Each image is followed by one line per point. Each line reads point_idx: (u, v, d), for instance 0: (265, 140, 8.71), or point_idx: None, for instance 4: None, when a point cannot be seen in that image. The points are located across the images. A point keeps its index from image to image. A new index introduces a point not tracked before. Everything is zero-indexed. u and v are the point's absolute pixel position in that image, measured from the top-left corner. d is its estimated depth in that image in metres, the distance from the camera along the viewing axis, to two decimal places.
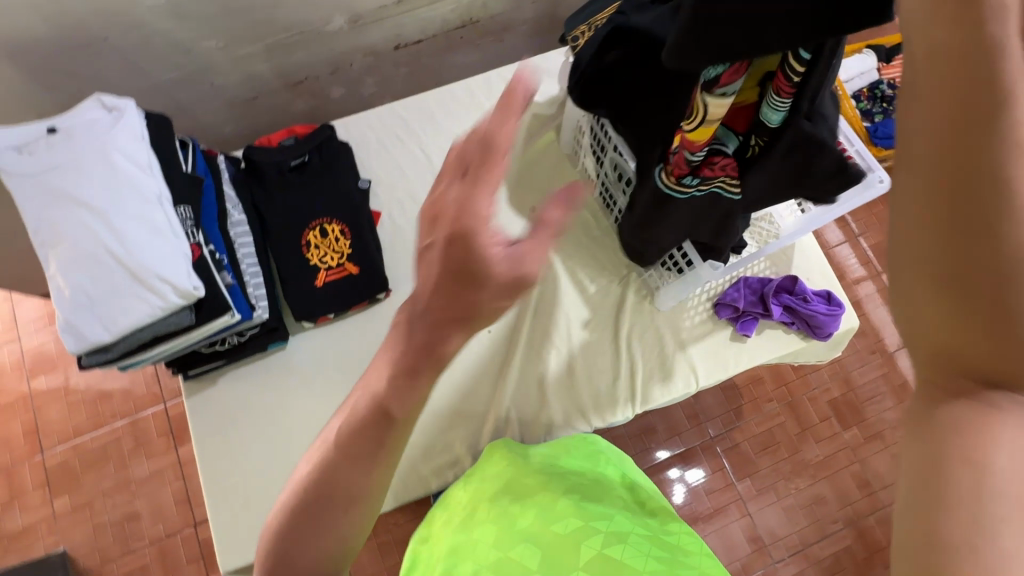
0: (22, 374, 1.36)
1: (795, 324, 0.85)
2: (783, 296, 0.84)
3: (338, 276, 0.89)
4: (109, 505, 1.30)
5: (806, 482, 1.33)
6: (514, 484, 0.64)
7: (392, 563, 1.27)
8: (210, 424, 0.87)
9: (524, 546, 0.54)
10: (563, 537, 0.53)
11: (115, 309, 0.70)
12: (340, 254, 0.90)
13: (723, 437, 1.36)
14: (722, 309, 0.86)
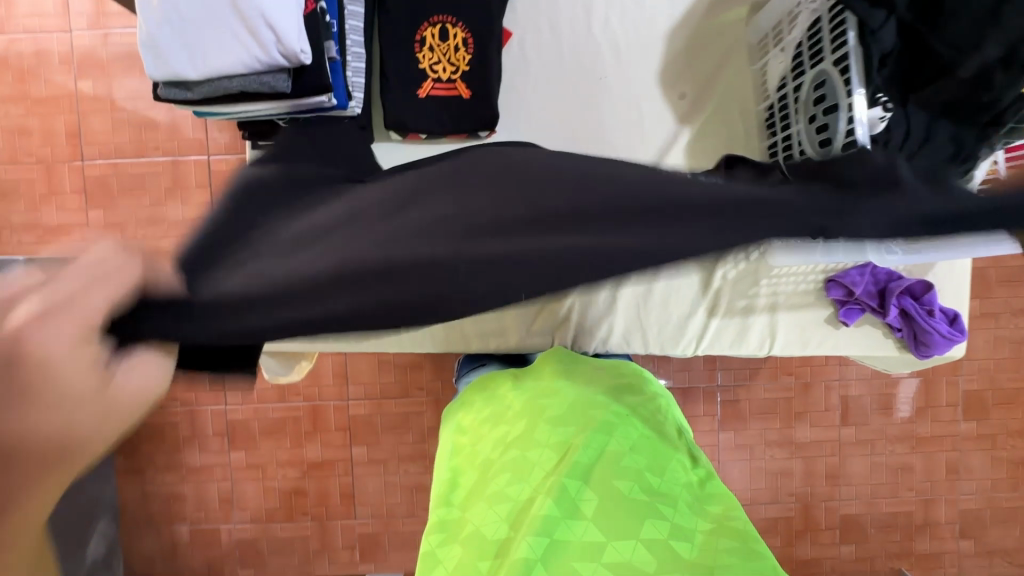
0: (70, 71, 1.28)
1: (901, 331, 0.83)
2: (907, 299, 0.81)
3: (446, 91, 0.99)
4: (140, 234, 1.32)
5: (783, 454, 1.38)
6: (583, 426, 0.70)
7: (388, 379, 1.35)
8: None
9: (587, 499, 0.63)
10: (626, 505, 0.62)
11: (209, 49, 0.79)
12: (452, 69, 0.98)
13: (728, 390, 1.37)
14: (835, 286, 0.83)
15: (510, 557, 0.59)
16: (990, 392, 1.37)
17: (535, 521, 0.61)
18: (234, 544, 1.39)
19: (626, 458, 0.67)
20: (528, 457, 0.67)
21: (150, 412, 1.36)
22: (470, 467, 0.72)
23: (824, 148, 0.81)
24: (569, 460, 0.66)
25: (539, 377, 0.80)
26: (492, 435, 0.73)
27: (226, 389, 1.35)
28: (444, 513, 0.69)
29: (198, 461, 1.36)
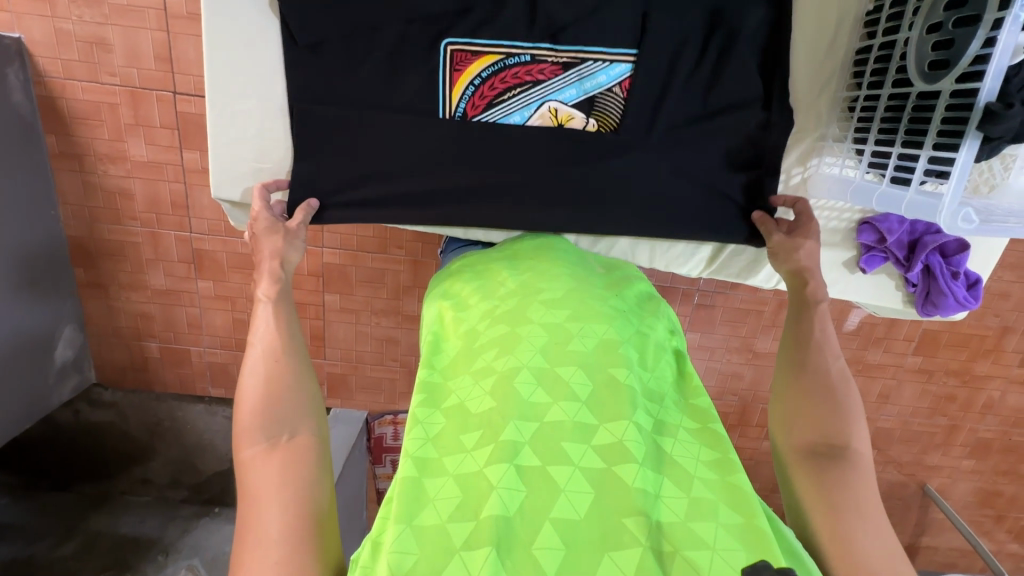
0: None
1: (915, 287, 0.98)
2: (935, 256, 0.94)
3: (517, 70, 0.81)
4: (74, 16, 1.09)
5: (740, 359, 1.44)
6: (574, 311, 0.69)
7: (365, 235, 1.28)
8: (225, 122, 0.83)
9: (582, 383, 0.61)
10: (618, 392, 0.60)
11: None
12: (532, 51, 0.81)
13: (708, 294, 1.37)
14: (867, 230, 0.96)
15: (500, 432, 0.56)
16: (948, 333, 1.42)
17: (527, 404, 0.59)
18: (204, 365, 1.43)
19: (622, 344, 0.66)
20: (519, 336, 0.65)
21: (108, 229, 1.28)
22: (454, 338, 0.71)
23: (938, 79, 0.73)
24: (564, 346, 0.64)
25: (533, 265, 0.78)
26: (481, 308, 0.73)
27: (191, 216, 1.26)
28: (426, 377, 0.67)
29: (163, 284, 1.33)
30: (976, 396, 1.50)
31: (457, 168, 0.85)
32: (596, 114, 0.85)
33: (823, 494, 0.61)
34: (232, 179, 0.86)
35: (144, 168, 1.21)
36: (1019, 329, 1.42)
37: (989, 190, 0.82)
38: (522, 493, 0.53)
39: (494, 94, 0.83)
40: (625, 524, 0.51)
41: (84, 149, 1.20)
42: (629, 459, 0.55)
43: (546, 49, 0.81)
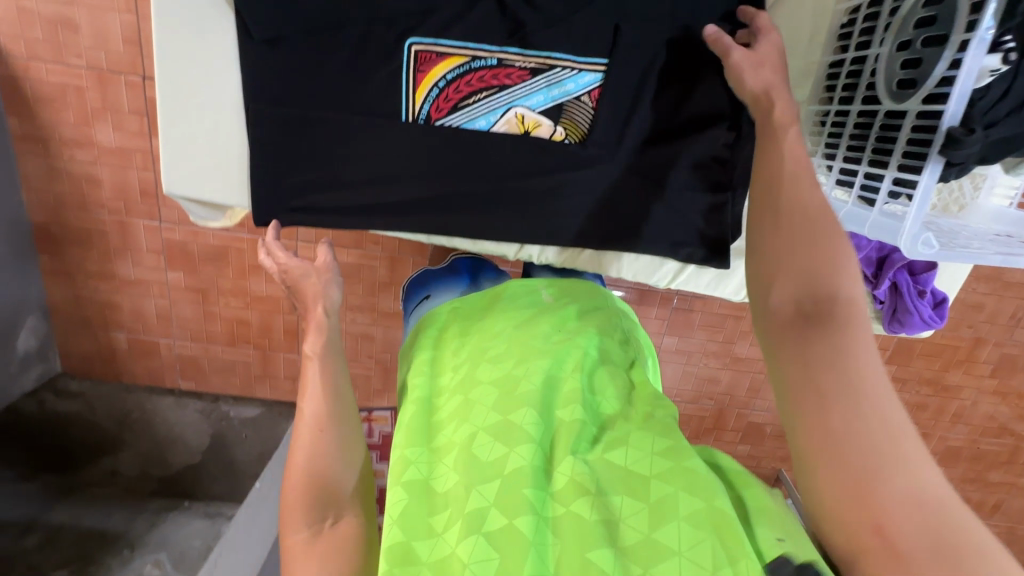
0: None
1: (882, 304, 0.98)
2: (902, 274, 0.94)
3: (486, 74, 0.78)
4: None
5: (717, 364, 1.45)
6: (518, 356, 0.65)
7: (341, 229, 1.25)
8: (176, 113, 0.77)
9: (535, 423, 0.57)
10: (566, 429, 0.57)
11: None
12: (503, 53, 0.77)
13: (686, 299, 1.36)
14: None
15: (464, 505, 0.53)
16: (922, 343, 1.43)
17: (485, 463, 0.55)
18: (174, 357, 1.41)
19: (568, 374, 0.63)
20: (472, 399, 0.62)
21: (74, 216, 1.24)
22: (412, 408, 0.67)
23: (903, 98, 0.72)
24: (514, 392, 0.60)
25: (489, 319, 0.75)
26: (446, 378, 0.68)
27: (160, 205, 1.22)
28: (395, 459, 0.61)
29: (132, 274, 1.30)
30: (947, 405, 1.52)
31: (422, 167, 0.82)
32: (565, 122, 0.81)
33: (814, 376, 0.46)
34: (187, 173, 0.80)
35: (112, 155, 1.18)
36: (993, 340, 1.43)
37: (958, 210, 0.84)
38: (495, 562, 0.48)
39: (459, 96, 0.79)
40: (592, 558, 0.46)
41: (49, 132, 1.16)
42: (584, 492, 0.51)
43: (514, 54, 0.77)
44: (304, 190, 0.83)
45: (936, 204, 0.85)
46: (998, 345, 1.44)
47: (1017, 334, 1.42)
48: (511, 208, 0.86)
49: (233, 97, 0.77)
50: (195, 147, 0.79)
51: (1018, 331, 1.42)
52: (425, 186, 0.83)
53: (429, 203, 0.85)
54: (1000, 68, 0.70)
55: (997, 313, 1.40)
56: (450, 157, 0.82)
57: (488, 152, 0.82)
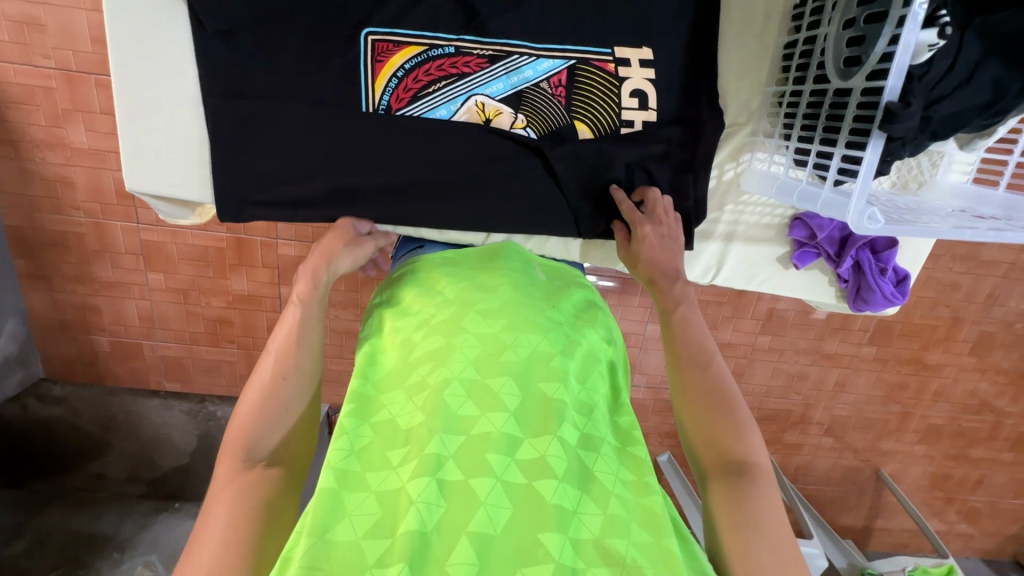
0: None
1: (847, 283, 1.00)
2: (864, 253, 0.96)
3: (444, 64, 0.80)
4: None
5: None
6: (508, 323, 0.67)
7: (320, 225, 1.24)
8: (134, 108, 0.77)
9: (513, 395, 0.59)
10: (544, 408, 0.59)
11: None
12: (459, 45, 0.80)
13: None
14: (800, 226, 0.97)
15: (425, 444, 0.54)
16: (901, 323, 1.45)
17: (454, 415, 0.56)
18: (157, 359, 1.40)
19: (555, 357, 0.64)
20: (452, 347, 0.63)
21: (50, 219, 1.22)
22: (393, 348, 0.68)
23: (849, 74, 0.73)
24: (497, 358, 0.62)
25: (463, 281, 0.75)
26: (420, 318, 0.70)
27: (137, 206, 1.21)
28: (358, 385, 0.64)
29: (111, 276, 1.29)
30: (928, 384, 1.54)
31: (384, 162, 0.82)
32: (526, 110, 0.84)
33: (734, 512, 0.57)
34: (148, 166, 0.79)
35: (85, 156, 1.17)
36: (971, 318, 1.45)
37: (918, 186, 0.90)
38: (442, 507, 0.50)
39: (419, 86, 0.81)
40: (542, 542, 0.49)
41: (19, 135, 1.14)
42: (550, 476, 0.54)
43: (471, 42, 0.80)
44: (264, 183, 0.81)
45: (897, 182, 0.91)
46: (976, 323, 1.46)
47: (994, 311, 1.44)
48: (475, 199, 0.85)
49: (189, 90, 0.77)
50: (154, 141, 0.78)
51: (994, 309, 1.44)
52: (384, 180, 0.82)
53: (390, 196, 0.83)
54: (937, 41, 0.69)
55: (975, 291, 1.42)
56: (410, 145, 0.82)
57: (447, 142, 0.82)
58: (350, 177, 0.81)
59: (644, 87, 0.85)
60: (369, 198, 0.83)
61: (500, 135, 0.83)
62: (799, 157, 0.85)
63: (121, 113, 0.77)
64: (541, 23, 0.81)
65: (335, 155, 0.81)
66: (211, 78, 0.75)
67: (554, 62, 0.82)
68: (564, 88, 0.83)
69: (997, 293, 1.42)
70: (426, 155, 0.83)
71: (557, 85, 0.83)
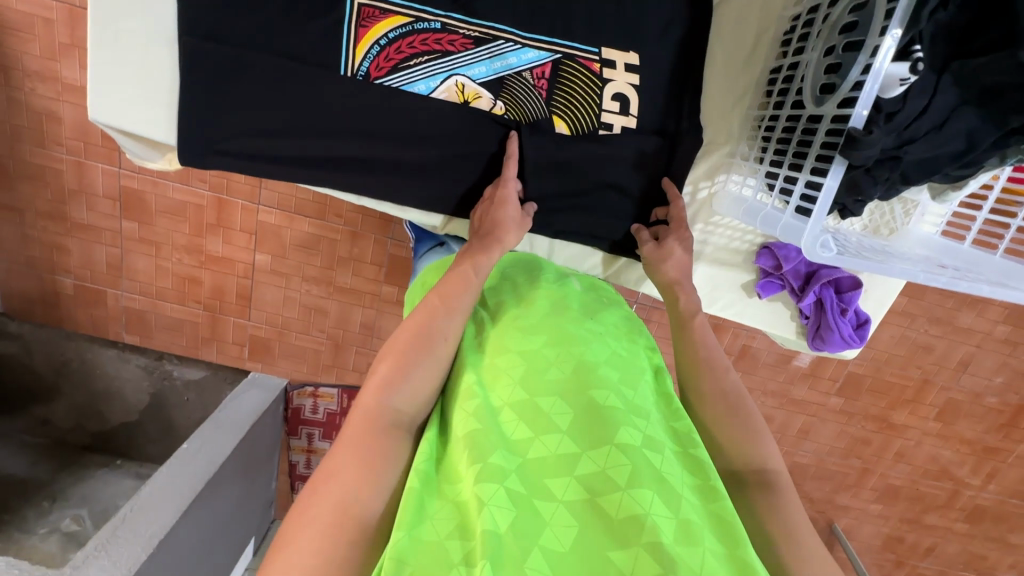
0: None
1: (808, 319, 1.01)
2: (827, 290, 0.97)
3: (427, 39, 0.80)
4: None
5: None
6: (550, 338, 0.66)
7: (304, 196, 1.23)
8: (109, 38, 0.74)
9: (563, 413, 0.58)
10: (599, 418, 0.57)
11: None
12: (446, 21, 0.79)
13: (644, 307, 1.36)
14: (767, 254, 0.98)
15: (484, 455, 0.53)
16: (871, 378, 1.45)
17: (510, 440, 0.56)
18: (120, 309, 1.37)
19: (603, 367, 0.63)
20: (497, 371, 0.63)
21: (30, 151, 1.20)
22: (444, 373, 0.69)
23: (823, 98, 0.73)
24: (543, 376, 0.61)
25: (509, 296, 0.76)
26: (464, 339, 0.70)
27: (121, 150, 1.20)
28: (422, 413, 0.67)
29: (85, 219, 1.26)
30: (891, 443, 1.54)
31: (356, 130, 0.82)
32: (505, 97, 0.84)
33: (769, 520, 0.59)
34: (116, 101, 0.77)
35: (77, 93, 1.15)
36: (941, 384, 1.45)
37: (888, 232, 0.92)
38: (511, 517, 0.50)
39: (400, 57, 0.80)
40: (616, 557, 0.47)
41: (13, 62, 1.13)
42: (615, 487, 0.51)
43: (458, 21, 0.79)
44: (238, 137, 0.80)
45: (870, 225, 0.93)
46: (945, 389, 1.46)
47: (964, 379, 1.45)
48: (441, 181, 0.87)
49: (170, 28, 0.75)
50: (125, 75, 0.76)
51: (964, 377, 1.44)
52: (354, 149, 0.83)
53: (358, 166, 0.85)
54: (909, 77, 0.67)
55: (948, 357, 1.42)
56: (383, 114, 0.82)
57: (422, 120, 0.83)
58: (322, 142, 0.82)
59: (629, 93, 0.86)
60: (340, 165, 0.84)
61: (475, 119, 0.84)
62: (769, 179, 0.85)
63: (93, 42, 0.74)
64: (533, 12, 0.80)
65: (308, 118, 0.81)
66: (195, 19, 0.74)
67: (539, 53, 0.82)
68: (546, 81, 0.84)
69: (969, 362, 1.42)
70: (400, 130, 0.83)
71: (540, 77, 0.83)
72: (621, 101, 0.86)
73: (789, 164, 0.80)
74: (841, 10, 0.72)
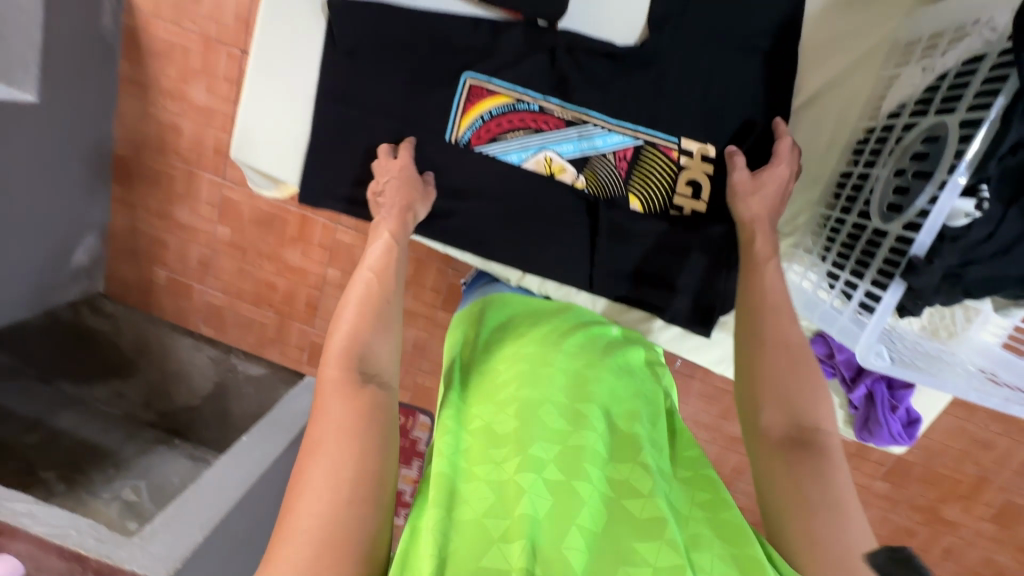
0: None
1: (856, 410, 1.01)
2: (879, 385, 0.96)
3: (524, 118, 0.90)
4: None
5: (708, 436, 1.44)
6: (586, 362, 0.74)
7: None
8: (260, 88, 0.88)
9: (598, 423, 0.65)
10: (626, 440, 0.65)
11: None
12: (544, 105, 0.90)
13: (688, 364, 1.38)
14: (820, 340, 1.00)
15: (528, 444, 0.59)
16: (921, 468, 1.39)
17: (550, 430, 0.61)
18: (202, 303, 1.51)
19: (628, 399, 0.71)
20: (539, 373, 0.69)
21: (151, 157, 1.36)
22: (479, 371, 0.75)
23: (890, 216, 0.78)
24: (584, 390, 0.68)
25: (543, 320, 0.84)
26: (504, 348, 0.78)
27: (227, 164, 1.34)
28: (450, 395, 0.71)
29: (186, 220, 1.41)
30: (937, 539, 1.46)
31: (451, 187, 0.92)
32: (587, 172, 0.92)
33: (805, 498, 0.60)
34: (254, 139, 0.90)
35: (198, 111, 1.31)
36: (998, 485, 1.38)
37: (947, 335, 0.89)
38: (550, 500, 0.55)
39: (500, 130, 0.91)
40: (638, 549, 0.54)
41: (151, 81, 1.30)
42: (637, 494, 0.58)
43: (555, 104, 0.90)
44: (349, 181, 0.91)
45: (927, 326, 0.90)
46: (1001, 490, 1.38)
47: None
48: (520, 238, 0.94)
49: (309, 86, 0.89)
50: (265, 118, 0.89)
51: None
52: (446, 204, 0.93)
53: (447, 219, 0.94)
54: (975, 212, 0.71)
55: (1008, 457, 1.35)
56: (477, 176, 0.91)
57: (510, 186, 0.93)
58: (420, 195, 0.93)
59: (703, 179, 0.91)
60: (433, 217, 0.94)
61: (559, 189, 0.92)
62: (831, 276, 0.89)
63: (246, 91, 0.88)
64: (620, 100, 0.90)
65: (412, 174, 0.92)
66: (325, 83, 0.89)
67: (623, 138, 0.91)
68: (626, 161, 0.92)
69: None
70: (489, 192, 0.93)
71: (620, 157, 0.91)
72: (695, 186, 0.92)
73: (851, 269, 0.84)
74: (916, 136, 0.76)
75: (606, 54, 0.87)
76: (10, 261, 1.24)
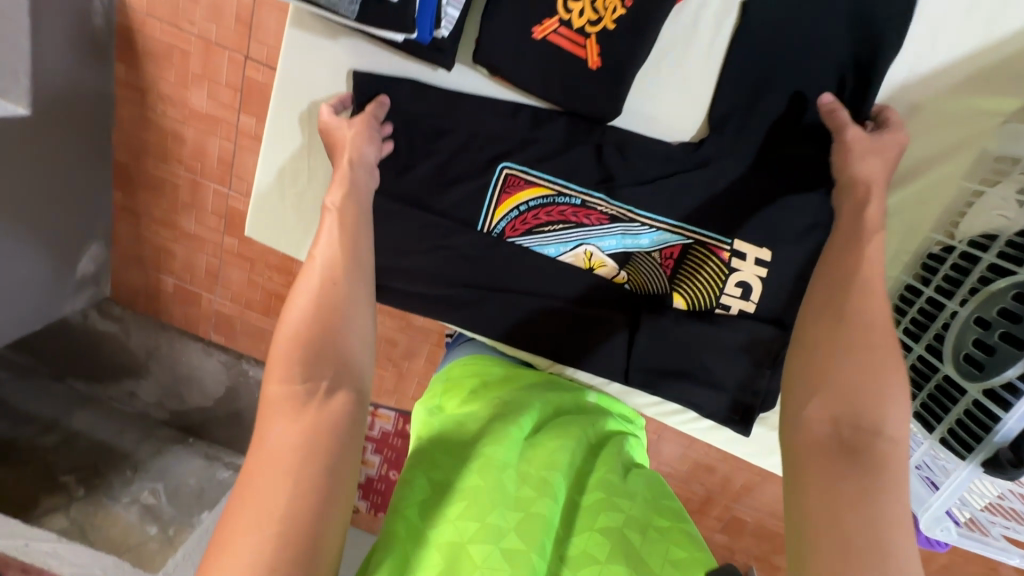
0: None
1: None
2: None
3: (560, 210, 0.92)
4: None
5: (720, 456, 1.44)
6: (556, 426, 0.70)
7: None
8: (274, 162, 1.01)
9: (562, 485, 0.61)
10: (591, 504, 0.61)
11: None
12: (581, 199, 0.92)
13: None
14: None
15: (486, 512, 0.55)
16: None
17: (512, 495, 0.58)
18: (211, 311, 1.48)
19: (595, 466, 0.67)
20: (506, 429, 0.66)
21: (153, 164, 1.30)
22: (447, 417, 0.71)
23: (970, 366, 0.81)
24: (551, 451, 0.65)
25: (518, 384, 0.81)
26: (472, 400, 0.74)
27: (233, 175, 1.27)
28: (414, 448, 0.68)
29: (192, 229, 1.36)
30: (935, 556, 1.50)
31: (484, 272, 0.96)
32: (628, 268, 0.94)
33: (838, 502, 0.49)
34: (265, 204, 1.03)
35: (200, 118, 1.23)
36: None
37: None
38: (504, 574, 0.52)
39: (536, 221, 0.94)
40: None
41: (150, 84, 1.21)
42: (598, 564, 0.55)
43: (598, 199, 0.91)
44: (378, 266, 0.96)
45: None
46: None
47: None
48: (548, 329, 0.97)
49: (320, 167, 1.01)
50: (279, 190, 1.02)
51: None
52: (479, 291, 0.96)
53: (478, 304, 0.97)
54: None
55: None
56: (511, 263, 0.95)
57: (545, 276, 0.95)
58: (455, 284, 0.96)
59: (754, 280, 0.88)
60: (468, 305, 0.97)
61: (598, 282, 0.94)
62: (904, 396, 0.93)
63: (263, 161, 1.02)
64: (670, 202, 0.90)
65: (451, 262, 0.96)
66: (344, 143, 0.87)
67: (669, 237, 0.91)
68: (671, 261, 0.93)
69: None
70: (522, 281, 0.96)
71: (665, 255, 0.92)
72: (745, 285, 0.89)
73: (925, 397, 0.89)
74: (1006, 287, 0.77)
75: (659, 155, 0.90)
76: (15, 275, 1.23)
